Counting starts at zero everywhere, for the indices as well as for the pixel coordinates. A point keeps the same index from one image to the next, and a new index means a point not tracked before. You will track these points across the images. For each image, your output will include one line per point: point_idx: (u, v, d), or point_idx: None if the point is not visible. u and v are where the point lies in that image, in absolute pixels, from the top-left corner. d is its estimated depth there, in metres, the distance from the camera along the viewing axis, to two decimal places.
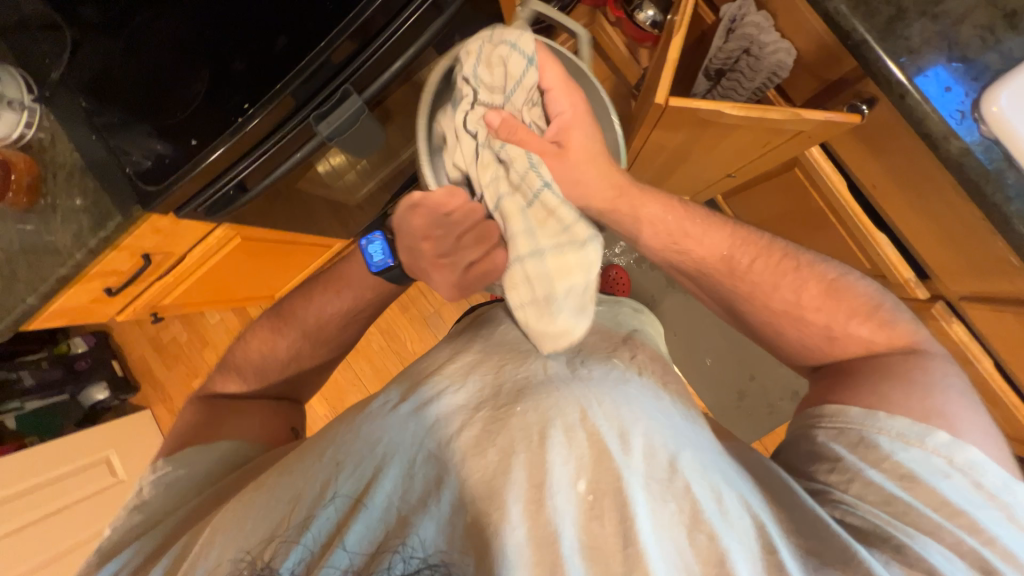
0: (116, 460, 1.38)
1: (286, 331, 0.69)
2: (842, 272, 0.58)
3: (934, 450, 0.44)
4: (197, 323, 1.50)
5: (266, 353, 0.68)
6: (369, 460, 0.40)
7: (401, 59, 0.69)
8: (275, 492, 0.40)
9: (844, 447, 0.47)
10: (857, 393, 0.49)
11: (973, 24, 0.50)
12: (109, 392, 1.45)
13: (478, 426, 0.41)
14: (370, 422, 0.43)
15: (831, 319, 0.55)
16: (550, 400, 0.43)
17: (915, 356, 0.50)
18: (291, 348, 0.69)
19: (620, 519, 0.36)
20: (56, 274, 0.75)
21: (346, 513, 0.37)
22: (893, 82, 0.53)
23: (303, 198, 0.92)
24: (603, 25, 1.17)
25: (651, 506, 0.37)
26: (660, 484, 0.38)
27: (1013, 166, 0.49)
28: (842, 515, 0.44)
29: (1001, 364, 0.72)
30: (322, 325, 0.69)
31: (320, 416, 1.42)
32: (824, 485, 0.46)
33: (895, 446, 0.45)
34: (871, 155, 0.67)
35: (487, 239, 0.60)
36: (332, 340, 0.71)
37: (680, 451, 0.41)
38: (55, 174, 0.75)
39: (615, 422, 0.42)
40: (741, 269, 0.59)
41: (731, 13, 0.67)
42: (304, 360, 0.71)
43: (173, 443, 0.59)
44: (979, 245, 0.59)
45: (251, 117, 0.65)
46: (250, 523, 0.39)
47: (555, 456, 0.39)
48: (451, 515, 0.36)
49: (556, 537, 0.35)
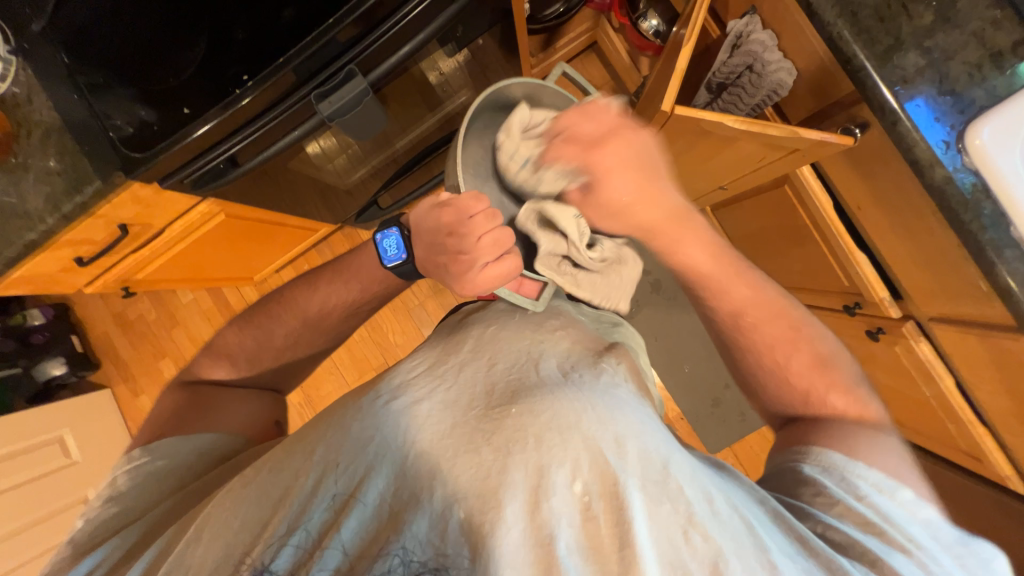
0: (71, 439, 1.31)
1: (283, 318, 0.66)
2: (837, 347, 0.57)
3: (902, 502, 0.44)
4: (167, 301, 1.44)
5: (261, 343, 0.66)
6: (361, 459, 0.40)
7: (411, 43, 0.68)
8: (263, 491, 0.41)
9: (829, 480, 0.45)
10: (832, 438, 0.49)
11: (962, 60, 0.53)
12: (67, 369, 1.38)
13: (471, 426, 0.41)
14: (360, 417, 0.42)
15: (810, 385, 0.55)
16: (544, 404, 0.42)
17: (882, 434, 0.50)
18: (286, 340, 0.67)
19: (617, 521, 0.37)
20: (25, 239, 0.71)
21: (336, 511, 0.38)
22: (886, 109, 0.55)
23: (290, 178, 0.89)
24: (607, 29, 1.18)
25: (649, 508, 0.37)
26: (655, 487, 0.39)
27: (989, 197, 0.53)
28: (823, 530, 0.42)
29: (961, 382, 0.76)
30: (324, 315, 0.67)
31: (293, 403, 1.39)
32: (808, 505, 0.44)
33: (871, 490, 0.44)
34: (858, 176, 0.70)
35: (503, 245, 0.55)
36: (332, 329, 0.69)
37: (673, 457, 0.41)
38: (30, 132, 0.71)
39: (609, 427, 0.41)
40: (746, 326, 0.58)
41: (738, 29, 0.71)
42: (305, 347, 0.69)
43: (149, 434, 0.57)
44: (951, 269, 0.63)
45: (246, 92, 0.63)
46: (239, 520, 0.40)
47: (551, 458, 0.38)
48: (444, 515, 0.36)
49: (552, 538, 0.35)
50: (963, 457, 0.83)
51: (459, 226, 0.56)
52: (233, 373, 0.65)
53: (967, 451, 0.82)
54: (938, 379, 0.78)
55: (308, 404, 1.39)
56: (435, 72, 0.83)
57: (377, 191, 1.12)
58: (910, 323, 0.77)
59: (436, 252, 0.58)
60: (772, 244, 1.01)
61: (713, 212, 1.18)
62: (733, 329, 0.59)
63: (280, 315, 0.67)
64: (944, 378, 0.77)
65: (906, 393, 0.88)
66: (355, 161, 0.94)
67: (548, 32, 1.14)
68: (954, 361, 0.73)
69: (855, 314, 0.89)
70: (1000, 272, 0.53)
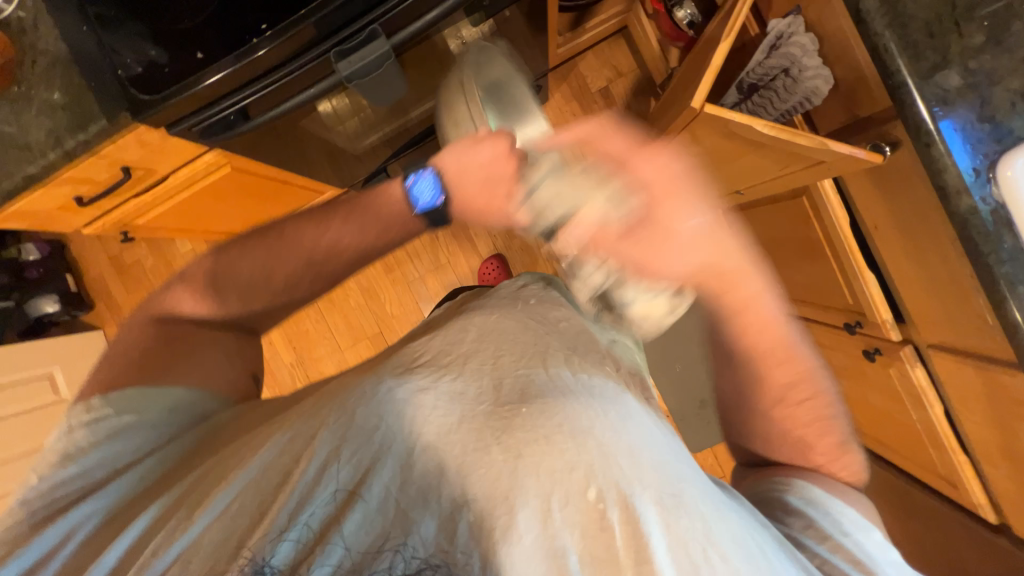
0: (60, 377, 1.31)
1: (285, 254, 0.64)
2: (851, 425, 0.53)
3: (880, 544, 0.45)
4: (165, 248, 1.42)
5: (259, 280, 0.64)
6: (368, 448, 0.41)
7: (439, 8, 0.65)
8: (265, 474, 0.42)
9: (819, 514, 0.46)
10: (819, 474, 0.50)
11: (1006, 87, 0.51)
12: (60, 306, 1.35)
13: (482, 425, 0.41)
14: (365, 405, 0.43)
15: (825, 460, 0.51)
16: (557, 408, 0.42)
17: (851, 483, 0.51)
18: (287, 280, 0.64)
19: (631, 534, 0.37)
20: (24, 172, 0.69)
21: (338, 507, 0.38)
22: (921, 129, 0.54)
23: (298, 136, 0.86)
24: (639, 14, 1.14)
25: (662, 522, 0.38)
26: (671, 503, 0.39)
27: (1011, 230, 0.52)
28: (819, 560, 0.44)
29: (949, 410, 0.77)
30: (332, 255, 0.64)
31: (285, 363, 1.40)
32: (802, 536, 0.45)
33: (856, 529, 0.45)
34: (880, 195, 0.69)
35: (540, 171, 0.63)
36: (334, 273, 0.67)
37: (682, 470, 0.42)
38: (35, 61, 0.68)
39: (620, 438, 0.41)
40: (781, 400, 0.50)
41: (779, 29, 0.69)
42: (302, 291, 0.66)
43: (119, 374, 0.56)
44: (959, 298, 0.63)
45: (262, 43, 0.61)
46: (234, 507, 0.40)
47: (562, 464, 0.39)
48: (453, 514, 0.37)
49: (563, 548, 0.36)
50: (939, 481, 0.85)
51: (500, 178, 0.59)
52: (221, 309, 0.63)
53: (944, 475, 0.83)
54: (928, 406, 0.78)
55: (300, 365, 1.39)
56: (458, 40, 0.79)
57: (388, 158, 1.09)
58: (909, 347, 0.77)
59: (471, 198, 0.61)
60: (780, 254, 1.00)
61: None
62: (775, 401, 0.50)
63: (283, 251, 0.64)
64: (934, 404, 0.78)
65: (892, 414, 0.89)
66: (367, 126, 0.91)
67: (579, 10, 1.10)
68: (947, 389, 0.74)
69: (856, 333, 0.88)
70: (1010, 307, 0.53)
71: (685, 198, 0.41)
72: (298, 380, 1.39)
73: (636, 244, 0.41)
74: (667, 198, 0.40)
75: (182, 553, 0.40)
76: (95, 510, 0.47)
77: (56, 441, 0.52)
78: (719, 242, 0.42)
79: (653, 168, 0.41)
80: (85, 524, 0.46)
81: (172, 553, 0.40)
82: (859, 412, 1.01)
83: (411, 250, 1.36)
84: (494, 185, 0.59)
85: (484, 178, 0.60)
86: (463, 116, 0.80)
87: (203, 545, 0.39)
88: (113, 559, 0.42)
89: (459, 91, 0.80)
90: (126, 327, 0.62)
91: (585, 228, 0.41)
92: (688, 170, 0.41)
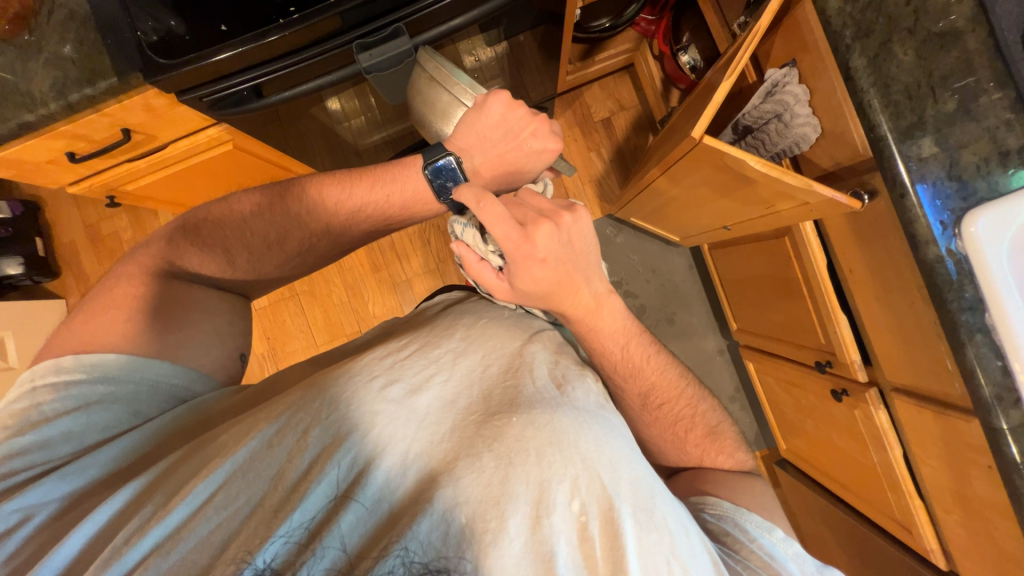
0: (10, 343, 1.23)
1: (301, 220, 0.62)
2: (712, 407, 0.64)
3: (784, 542, 0.50)
4: (147, 222, 1.38)
5: (272, 243, 0.63)
6: (361, 447, 0.40)
7: (463, 17, 0.67)
8: (251, 468, 0.41)
9: (730, 525, 0.52)
10: (724, 489, 0.57)
11: (972, 152, 0.55)
12: (23, 270, 1.29)
13: (473, 432, 0.42)
14: (355, 402, 0.43)
15: (703, 452, 0.61)
16: (545, 418, 0.43)
17: (747, 478, 0.59)
18: (300, 246, 0.64)
19: (611, 547, 0.39)
20: (21, 120, 0.68)
21: (333, 504, 0.38)
22: (897, 182, 0.59)
23: (306, 125, 0.86)
24: (647, 54, 1.21)
25: (638, 537, 0.40)
26: (643, 515, 0.41)
27: (973, 282, 0.56)
28: (741, 567, 0.48)
29: (907, 454, 0.80)
30: (349, 226, 0.64)
31: (257, 355, 1.36)
32: (724, 552, 0.50)
33: (758, 532, 0.51)
34: (856, 243, 0.74)
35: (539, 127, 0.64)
36: (350, 239, 0.67)
37: (657, 486, 0.44)
38: (51, 13, 0.67)
39: (603, 452, 0.42)
40: (651, 403, 0.59)
41: (775, 78, 0.75)
42: (315, 254, 0.66)
43: (101, 337, 0.54)
44: (923, 344, 0.67)
45: (276, 29, 0.62)
46: (221, 498, 0.39)
47: (550, 474, 0.40)
48: (446, 520, 0.37)
49: (551, 554, 0.37)
50: (892, 524, 0.88)
51: (521, 130, 0.62)
52: (226, 270, 0.63)
53: (899, 521, 0.86)
54: (888, 447, 0.81)
55: (271, 358, 1.36)
56: (472, 56, 0.83)
57: (392, 158, 1.08)
58: (873, 390, 0.81)
59: (488, 160, 0.63)
60: (759, 292, 1.05)
61: (711, 251, 1.21)
62: (637, 403, 0.59)
63: (297, 215, 0.62)
64: (894, 446, 0.81)
65: (854, 455, 0.92)
66: (373, 125, 0.92)
67: (591, 43, 1.15)
68: (907, 434, 0.77)
69: (826, 372, 0.91)
70: (969, 353, 0.57)
71: (544, 268, 0.50)
72: (266, 372, 1.35)
73: (499, 282, 0.52)
74: (528, 263, 0.50)
75: (160, 544, 0.38)
76: (53, 493, 0.45)
77: (19, 403, 0.51)
78: (573, 275, 0.52)
79: (546, 238, 0.50)
80: (45, 507, 0.44)
81: (146, 545, 0.38)
82: (823, 454, 1.04)
83: (401, 251, 1.36)
84: (515, 139, 0.63)
85: (505, 137, 0.63)
86: (452, 106, 0.67)
87: (185, 536, 0.38)
88: (77, 544, 0.40)
89: (436, 83, 0.67)
90: (117, 278, 0.59)
91: (468, 250, 0.52)
92: (556, 252, 0.50)
